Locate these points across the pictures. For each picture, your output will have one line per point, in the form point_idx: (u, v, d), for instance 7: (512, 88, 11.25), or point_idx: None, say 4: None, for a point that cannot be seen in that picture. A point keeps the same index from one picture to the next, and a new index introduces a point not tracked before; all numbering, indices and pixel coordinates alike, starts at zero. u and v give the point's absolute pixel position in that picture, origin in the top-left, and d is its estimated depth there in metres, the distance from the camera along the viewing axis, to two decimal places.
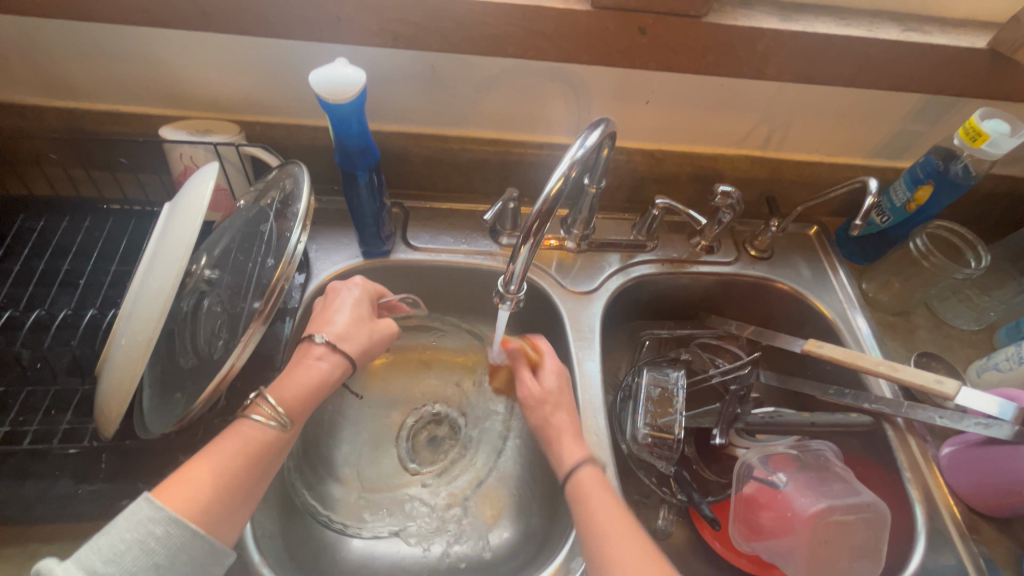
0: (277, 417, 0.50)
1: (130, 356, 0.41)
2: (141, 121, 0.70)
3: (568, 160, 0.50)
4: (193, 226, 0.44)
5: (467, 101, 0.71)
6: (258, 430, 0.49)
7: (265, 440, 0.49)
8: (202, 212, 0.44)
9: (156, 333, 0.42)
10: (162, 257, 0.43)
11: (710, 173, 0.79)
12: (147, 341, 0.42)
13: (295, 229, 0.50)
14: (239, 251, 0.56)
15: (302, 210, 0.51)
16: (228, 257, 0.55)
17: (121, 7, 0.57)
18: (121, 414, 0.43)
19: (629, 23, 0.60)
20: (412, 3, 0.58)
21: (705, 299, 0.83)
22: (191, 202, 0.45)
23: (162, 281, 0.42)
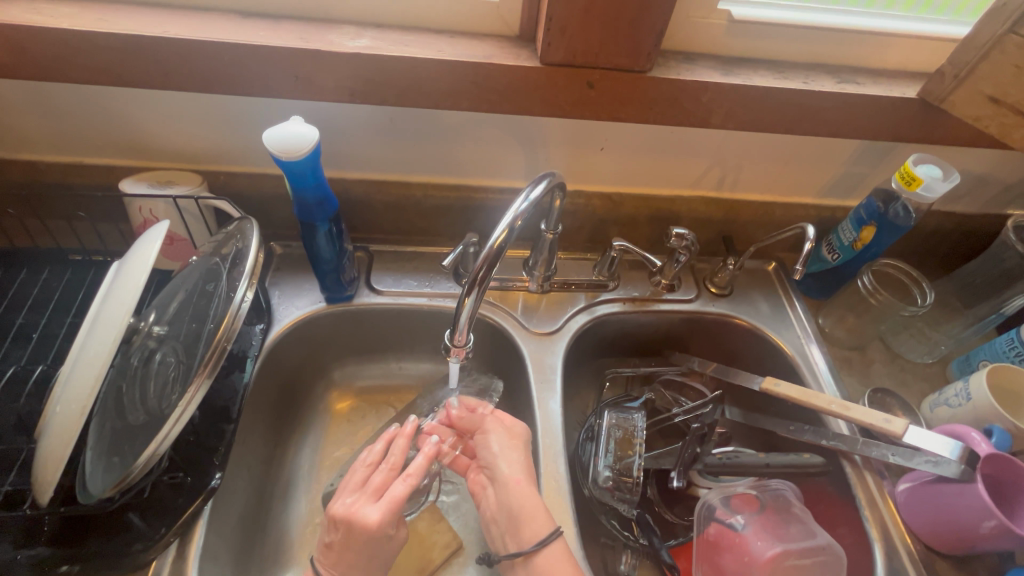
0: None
1: (67, 419, 0.42)
2: (102, 173, 0.71)
3: (513, 212, 0.51)
4: (136, 288, 0.45)
5: (427, 149, 0.73)
6: None
7: None
8: (145, 273, 0.45)
9: (93, 397, 0.42)
10: (104, 323, 0.44)
11: (668, 214, 0.81)
12: (83, 406, 0.42)
13: (241, 284, 0.50)
14: (187, 307, 0.55)
15: (249, 266, 0.51)
16: (178, 313, 0.55)
17: (82, 69, 0.58)
18: (54, 479, 0.42)
19: (578, 78, 0.63)
20: (367, 62, 0.60)
21: (669, 336, 0.84)
22: (136, 264, 0.46)
23: (101, 344, 0.42)
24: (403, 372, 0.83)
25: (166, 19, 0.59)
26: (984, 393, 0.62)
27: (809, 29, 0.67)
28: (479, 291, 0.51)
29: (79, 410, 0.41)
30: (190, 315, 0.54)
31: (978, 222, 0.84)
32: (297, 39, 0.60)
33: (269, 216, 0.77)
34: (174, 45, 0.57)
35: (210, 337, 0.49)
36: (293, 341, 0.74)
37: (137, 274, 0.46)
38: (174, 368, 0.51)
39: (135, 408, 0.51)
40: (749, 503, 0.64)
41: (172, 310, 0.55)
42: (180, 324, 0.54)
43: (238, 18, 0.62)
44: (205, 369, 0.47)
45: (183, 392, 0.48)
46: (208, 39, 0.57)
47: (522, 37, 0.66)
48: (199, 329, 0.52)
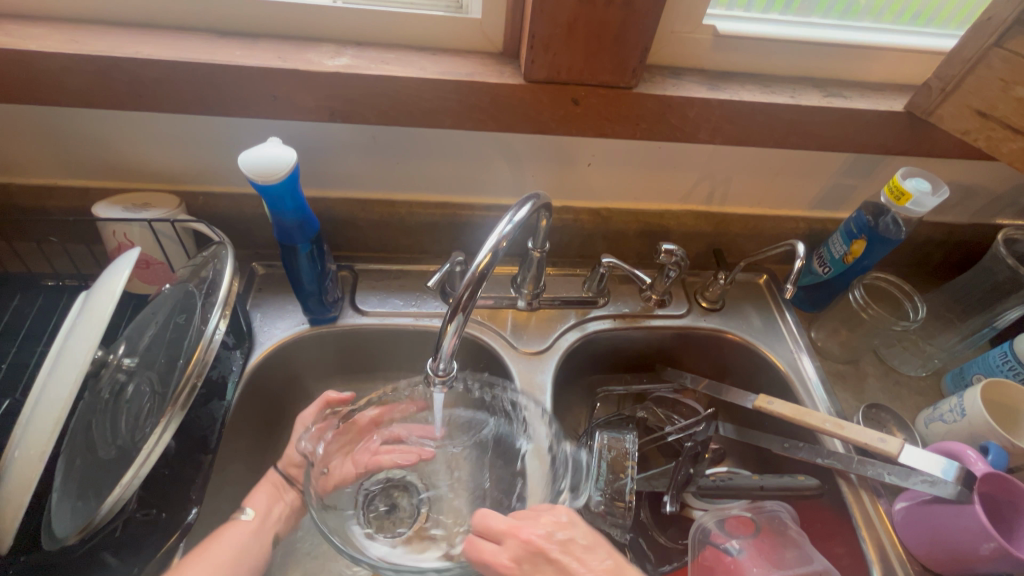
0: (250, 521, 0.58)
1: (25, 460, 0.40)
2: (77, 195, 0.69)
3: (496, 234, 0.48)
4: (102, 323, 0.43)
5: (411, 167, 0.71)
6: (240, 527, 0.57)
7: (244, 535, 0.57)
8: (112, 304, 0.44)
9: (54, 439, 0.40)
10: (65, 358, 0.42)
11: (657, 229, 0.80)
12: (44, 450, 0.40)
13: (214, 314, 0.48)
14: (159, 337, 0.53)
15: (223, 295, 0.49)
16: (151, 344, 0.53)
17: (51, 92, 0.56)
18: (13, 527, 0.40)
19: (563, 95, 0.62)
20: (348, 81, 0.59)
21: (661, 352, 0.83)
22: (103, 297, 0.45)
23: (62, 384, 0.40)
24: None
25: (139, 39, 0.58)
26: (978, 409, 0.61)
27: (795, 43, 0.66)
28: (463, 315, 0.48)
29: (36, 452, 0.39)
30: (162, 347, 0.52)
31: (968, 233, 0.84)
32: (275, 58, 0.58)
33: (251, 236, 0.75)
34: (146, 65, 0.55)
35: (180, 370, 0.47)
36: (276, 364, 0.72)
37: (104, 307, 0.44)
38: (144, 402, 0.49)
39: (106, 445, 0.48)
40: (744, 526, 0.63)
41: (146, 342, 0.53)
42: (149, 356, 0.52)
43: (215, 38, 0.60)
44: (174, 405, 0.45)
45: (151, 430, 0.46)
46: (182, 60, 0.56)
47: (506, 54, 0.65)
48: (171, 360, 0.50)
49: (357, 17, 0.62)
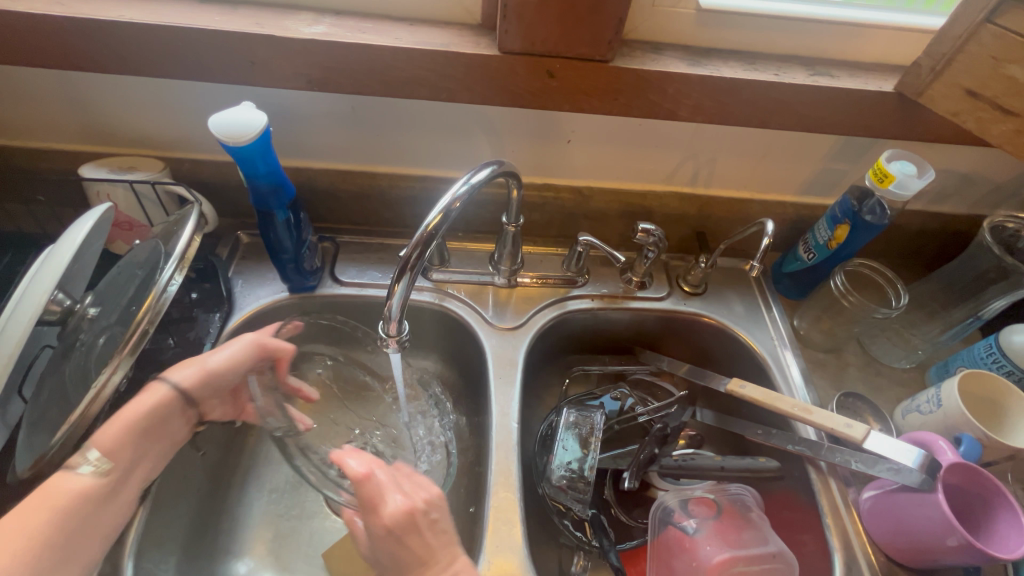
0: (99, 476, 0.47)
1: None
2: (68, 158, 0.71)
3: (450, 195, 0.49)
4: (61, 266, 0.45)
5: (390, 139, 0.72)
6: (71, 482, 0.46)
7: (83, 492, 0.46)
8: (69, 252, 0.46)
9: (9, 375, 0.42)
10: (22, 299, 0.44)
11: (639, 210, 0.80)
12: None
13: (170, 265, 0.50)
14: (121, 288, 0.55)
15: (181, 248, 0.51)
16: (113, 295, 0.54)
17: (38, 54, 0.58)
18: None
19: (537, 67, 0.62)
20: (324, 48, 0.59)
21: (641, 335, 0.83)
22: (66, 245, 0.47)
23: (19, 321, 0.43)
24: None
25: (122, 3, 0.59)
26: (954, 399, 0.60)
27: (781, 19, 0.64)
28: (405, 280, 0.50)
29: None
30: (123, 297, 0.54)
31: (967, 223, 0.81)
32: (253, 25, 0.59)
33: (235, 205, 0.77)
34: (125, 28, 0.57)
35: (133, 318, 0.49)
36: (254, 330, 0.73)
37: (62, 253, 0.46)
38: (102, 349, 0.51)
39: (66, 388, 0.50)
40: (705, 506, 0.62)
41: (108, 293, 0.55)
42: (111, 305, 0.53)
43: (197, 3, 0.61)
44: (124, 350, 0.47)
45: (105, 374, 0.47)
46: (161, 23, 0.57)
47: (484, 26, 0.64)
48: (126, 308, 0.52)
49: None
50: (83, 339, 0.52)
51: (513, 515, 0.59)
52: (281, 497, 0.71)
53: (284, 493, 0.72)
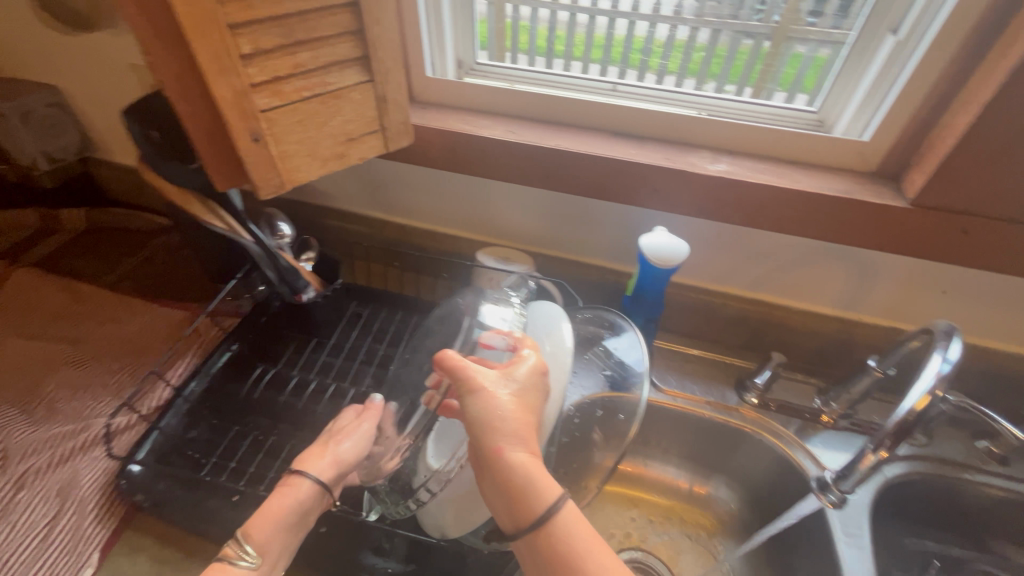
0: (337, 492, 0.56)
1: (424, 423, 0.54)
2: (451, 242, 0.86)
3: (934, 376, 0.48)
4: (562, 365, 0.53)
5: (737, 263, 0.75)
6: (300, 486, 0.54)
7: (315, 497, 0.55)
8: (570, 355, 0.54)
9: None
10: (422, 377, 0.60)
11: (1006, 374, 0.71)
12: None
13: (630, 379, 0.59)
14: (604, 415, 0.58)
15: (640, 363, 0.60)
16: (584, 442, 0.57)
17: (485, 167, 0.73)
18: (464, 522, 0.52)
19: (952, 224, 0.60)
20: (727, 185, 0.65)
21: (993, 522, 0.69)
22: (556, 344, 0.55)
23: None
24: (650, 471, 0.81)
25: (555, 134, 0.73)
26: None
27: None
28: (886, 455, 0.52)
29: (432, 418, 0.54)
30: (616, 439, 0.55)
31: None
32: (664, 159, 0.68)
33: None
34: (562, 157, 0.69)
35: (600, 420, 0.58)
36: None
37: (441, 337, 0.64)
38: (605, 481, 0.53)
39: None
40: None
41: (572, 411, 0.59)
42: (621, 432, 0.55)
43: (607, 137, 0.73)
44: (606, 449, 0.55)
45: (581, 472, 0.55)
46: (591, 154, 0.68)
47: (878, 175, 0.66)
48: (589, 423, 0.58)
49: (735, 131, 0.69)
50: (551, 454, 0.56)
51: None
52: None
53: None
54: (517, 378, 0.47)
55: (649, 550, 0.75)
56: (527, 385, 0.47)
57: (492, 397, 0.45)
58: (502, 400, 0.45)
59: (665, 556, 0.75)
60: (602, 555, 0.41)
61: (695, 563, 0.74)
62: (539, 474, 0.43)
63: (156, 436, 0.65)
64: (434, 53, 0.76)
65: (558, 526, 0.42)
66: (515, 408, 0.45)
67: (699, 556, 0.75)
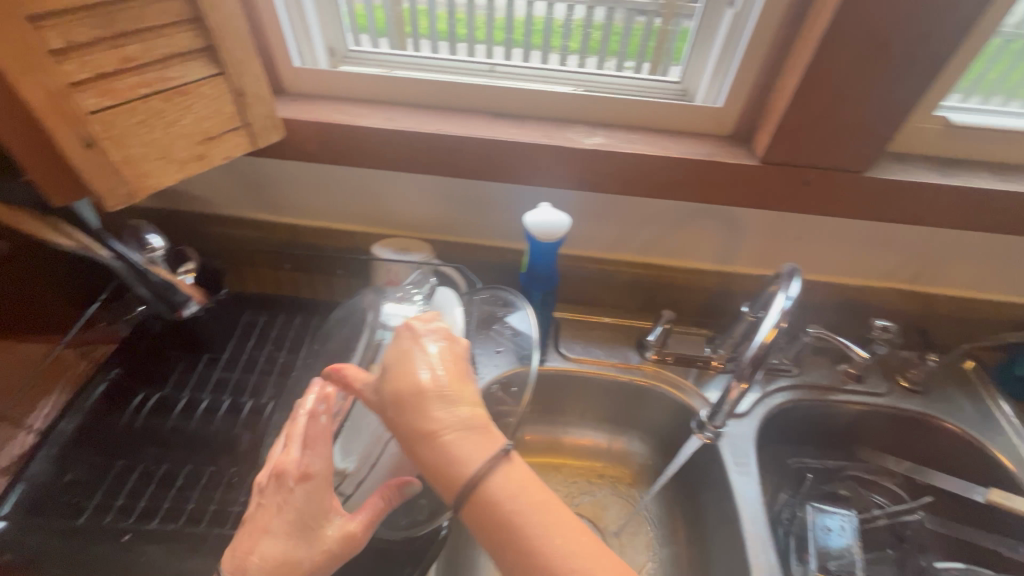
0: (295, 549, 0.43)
1: None
2: (348, 237, 0.83)
3: (780, 310, 0.54)
4: None
5: (625, 230, 0.79)
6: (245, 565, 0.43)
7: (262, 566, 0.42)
8: None
9: None
10: None
11: (856, 303, 0.81)
12: None
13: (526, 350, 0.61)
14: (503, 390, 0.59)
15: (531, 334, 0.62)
16: None
17: (368, 157, 0.71)
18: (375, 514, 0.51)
19: (796, 175, 0.67)
20: (604, 157, 0.68)
21: (855, 432, 0.79)
22: None
23: None
24: (570, 437, 0.84)
25: (437, 118, 0.72)
26: None
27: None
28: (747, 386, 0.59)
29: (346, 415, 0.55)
30: (510, 406, 0.55)
31: None
32: (543, 136, 0.70)
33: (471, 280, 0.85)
34: (445, 140, 0.68)
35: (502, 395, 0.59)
36: None
37: (339, 343, 0.65)
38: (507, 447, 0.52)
39: (426, 495, 0.53)
40: None
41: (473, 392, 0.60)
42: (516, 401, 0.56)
43: (489, 117, 0.73)
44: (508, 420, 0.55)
45: None
46: (474, 135, 0.68)
47: (734, 137, 0.72)
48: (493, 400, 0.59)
49: (607, 105, 0.72)
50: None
51: None
52: None
53: None
54: (396, 366, 0.44)
55: (576, 511, 0.79)
56: (438, 344, 0.45)
57: (403, 374, 0.43)
58: (391, 392, 0.43)
59: (591, 514, 0.79)
60: (543, 506, 0.40)
61: (619, 515, 0.79)
62: (457, 447, 0.41)
63: (22, 488, 0.58)
64: (301, 41, 0.72)
65: (494, 490, 0.40)
66: (407, 392, 0.42)
67: (622, 508, 0.80)
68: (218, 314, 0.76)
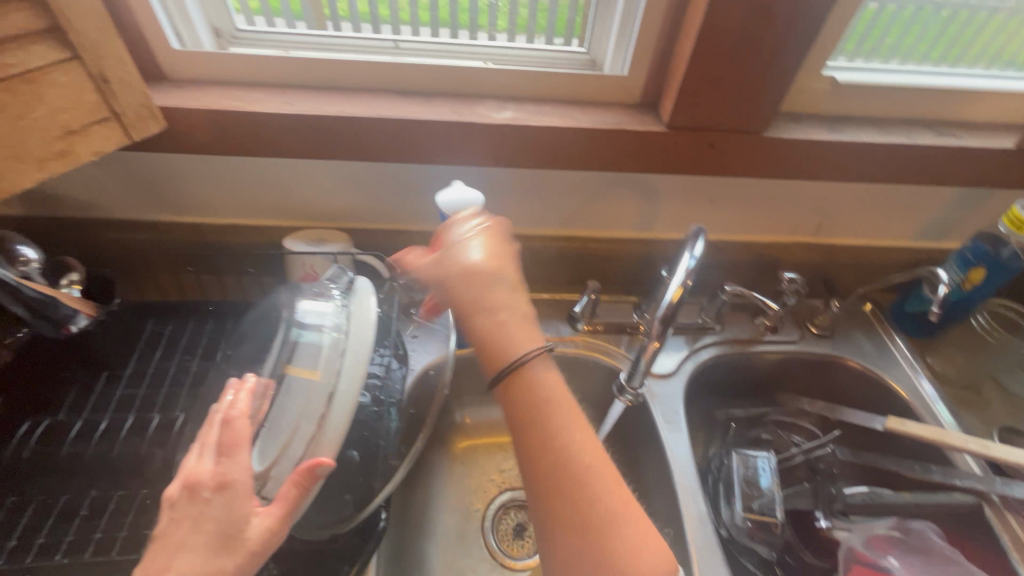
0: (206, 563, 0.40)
1: None
2: (258, 233, 0.78)
3: (682, 270, 0.56)
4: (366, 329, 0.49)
5: (546, 204, 0.79)
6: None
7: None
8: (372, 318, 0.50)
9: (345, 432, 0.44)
10: None
11: (768, 259, 0.85)
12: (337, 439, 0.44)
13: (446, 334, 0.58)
14: None
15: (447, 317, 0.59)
16: None
17: (267, 144, 0.66)
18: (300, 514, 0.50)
19: (700, 138, 0.69)
20: (515, 131, 0.67)
21: (772, 378, 0.85)
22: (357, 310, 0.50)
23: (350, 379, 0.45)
24: None
25: (339, 99, 0.68)
26: None
27: (903, 90, 0.72)
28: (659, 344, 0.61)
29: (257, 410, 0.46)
30: None
31: None
32: (452, 113, 0.68)
33: None
34: (347, 122, 0.65)
35: None
36: None
37: (259, 342, 0.57)
38: None
39: (351, 489, 0.51)
40: (888, 544, 0.66)
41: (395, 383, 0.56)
42: None
43: (396, 96, 0.70)
44: None
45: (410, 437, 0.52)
46: (379, 116, 0.65)
47: (642, 105, 0.73)
48: None
49: (516, 77, 0.71)
50: (381, 423, 0.54)
51: (714, 557, 0.61)
52: (454, 551, 0.73)
53: (451, 547, 0.73)
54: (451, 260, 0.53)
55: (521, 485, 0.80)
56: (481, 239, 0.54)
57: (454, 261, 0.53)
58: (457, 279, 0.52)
59: None
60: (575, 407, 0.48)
61: None
62: (514, 331, 0.50)
63: None
64: (176, 20, 0.66)
65: (538, 381, 0.49)
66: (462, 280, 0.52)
67: None
68: (115, 326, 0.70)
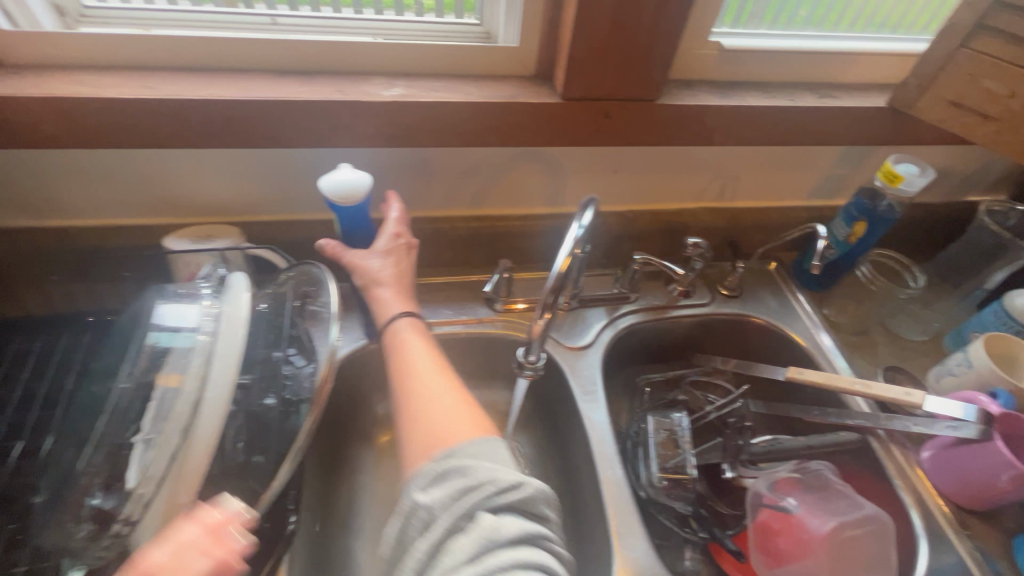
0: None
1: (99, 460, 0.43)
2: (138, 233, 0.71)
3: (571, 240, 0.57)
4: (238, 328, 0.45)
5: (453, 184, 0.77)
6: None
7: None
8: (246, 317, 0.46)
9: (215, 438, 0.41)
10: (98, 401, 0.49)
11: (677, 226, 0.87)
12: (209, 447, 0.41)
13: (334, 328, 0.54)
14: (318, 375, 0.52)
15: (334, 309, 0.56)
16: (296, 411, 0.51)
17: (129, 134, 0.60)
18: None
19: (596, 108, 0.69)
20: (405, 108, 0.64)
21: (688, 341, 0.87)
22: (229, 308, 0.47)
23: (219, 382, 0.42)
24: None
25: (210, 82, 0.63)
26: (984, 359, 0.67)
27: (786, 54, 0.74)
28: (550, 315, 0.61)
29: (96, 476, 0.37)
30: None
31: (952, 210, 0.94)
32: (336, 92, 0.64)
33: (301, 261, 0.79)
34: (218, 105, 0.60)
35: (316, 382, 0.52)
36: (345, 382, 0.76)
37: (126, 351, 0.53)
38: None
39: None
40: (791, 485, 0.69)
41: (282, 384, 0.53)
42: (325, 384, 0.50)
43: (276, 76, 0.65)
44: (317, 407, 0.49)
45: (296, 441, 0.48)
46: (254, 97, 0.60)
47: (538, 77, 0.72)
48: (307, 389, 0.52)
49: (405, 52, 0.68)
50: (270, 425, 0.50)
51: (630, 517, 0.63)
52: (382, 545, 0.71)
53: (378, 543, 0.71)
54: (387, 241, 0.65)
55: None
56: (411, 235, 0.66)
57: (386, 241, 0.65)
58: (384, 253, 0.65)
59: None
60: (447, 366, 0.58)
61: None
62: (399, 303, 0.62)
63: None
64: None
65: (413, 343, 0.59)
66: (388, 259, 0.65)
67: None
68: None
